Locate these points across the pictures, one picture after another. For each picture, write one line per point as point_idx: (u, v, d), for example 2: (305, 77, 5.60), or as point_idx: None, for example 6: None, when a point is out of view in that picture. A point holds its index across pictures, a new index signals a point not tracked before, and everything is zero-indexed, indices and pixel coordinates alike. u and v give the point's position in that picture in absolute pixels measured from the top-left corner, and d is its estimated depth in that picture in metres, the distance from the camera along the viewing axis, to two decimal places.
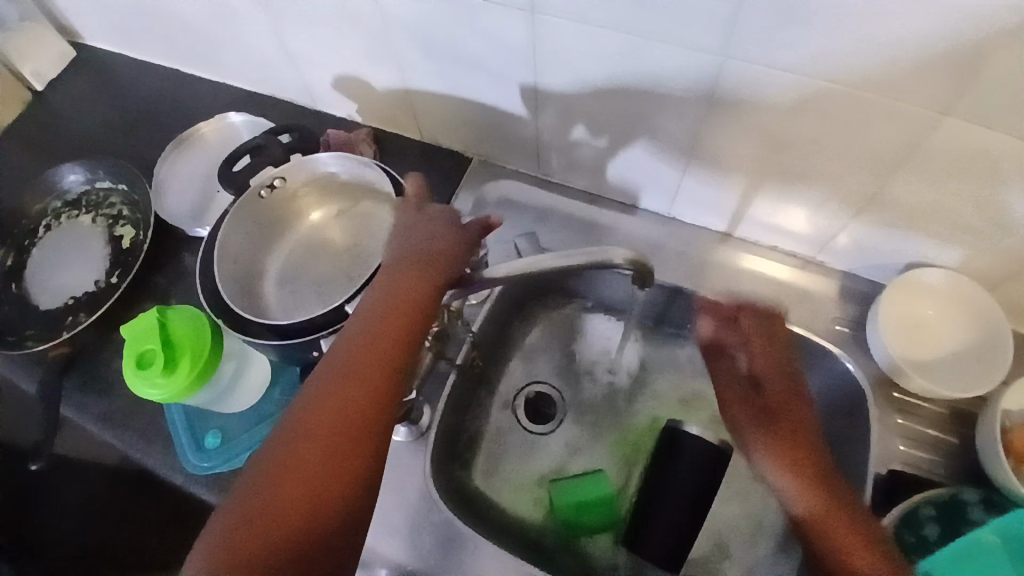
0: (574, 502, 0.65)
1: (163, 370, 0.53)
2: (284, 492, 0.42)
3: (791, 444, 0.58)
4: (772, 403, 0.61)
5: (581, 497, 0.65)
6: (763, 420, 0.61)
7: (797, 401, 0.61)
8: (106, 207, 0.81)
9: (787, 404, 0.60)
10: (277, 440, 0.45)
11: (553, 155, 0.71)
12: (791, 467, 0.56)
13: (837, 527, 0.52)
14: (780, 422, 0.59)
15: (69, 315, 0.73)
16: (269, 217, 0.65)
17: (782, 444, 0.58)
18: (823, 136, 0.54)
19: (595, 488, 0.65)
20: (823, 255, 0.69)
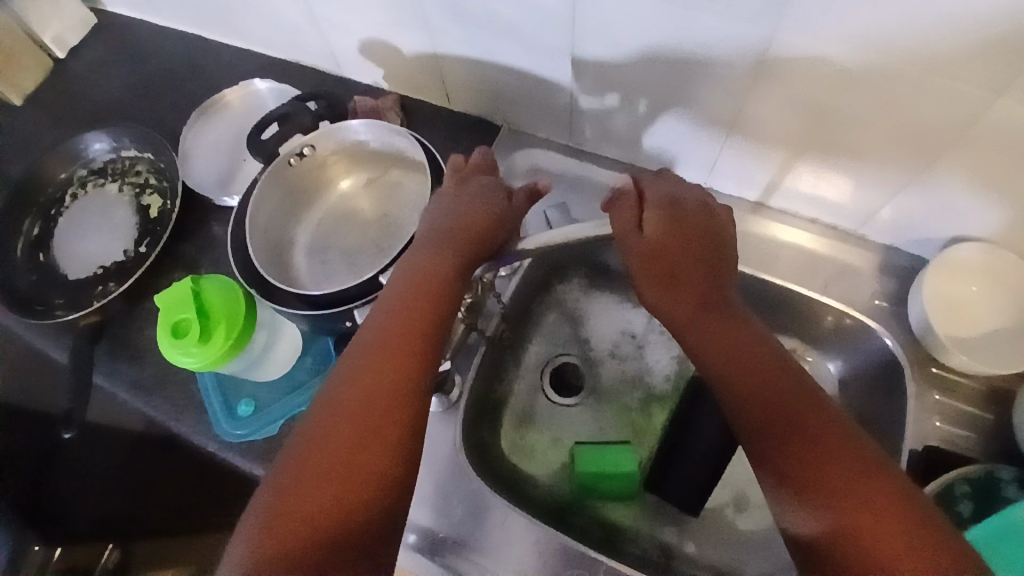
0: (595, 471, 0.65)
1: (198, 339, 0.53)
2: (326, 464, 0.43)
3: (762, 383, 0.47)
4: (729, 333, 0.50)
5: (602, 467, 0.65)
6: (720, 355, 0.49)
7: (741, 326, 0.50)
8: (132, 176, 0.80)
9: (741, 331, 0.50)
10: (310, 430, 0.45)
11: (585, 124, 0.69)
12: (761, 412, 0.46)
13: (836, 479, 0.42)
14: (727, 365, 0.49)
15: (99, 284, 0.74)
16: (297, 185, 0.64)
17: (746, 381, 0.47)
18: (875, 109, 0.52)
19: (619, 462, 0.65)
20: (863, 229, 0.67)
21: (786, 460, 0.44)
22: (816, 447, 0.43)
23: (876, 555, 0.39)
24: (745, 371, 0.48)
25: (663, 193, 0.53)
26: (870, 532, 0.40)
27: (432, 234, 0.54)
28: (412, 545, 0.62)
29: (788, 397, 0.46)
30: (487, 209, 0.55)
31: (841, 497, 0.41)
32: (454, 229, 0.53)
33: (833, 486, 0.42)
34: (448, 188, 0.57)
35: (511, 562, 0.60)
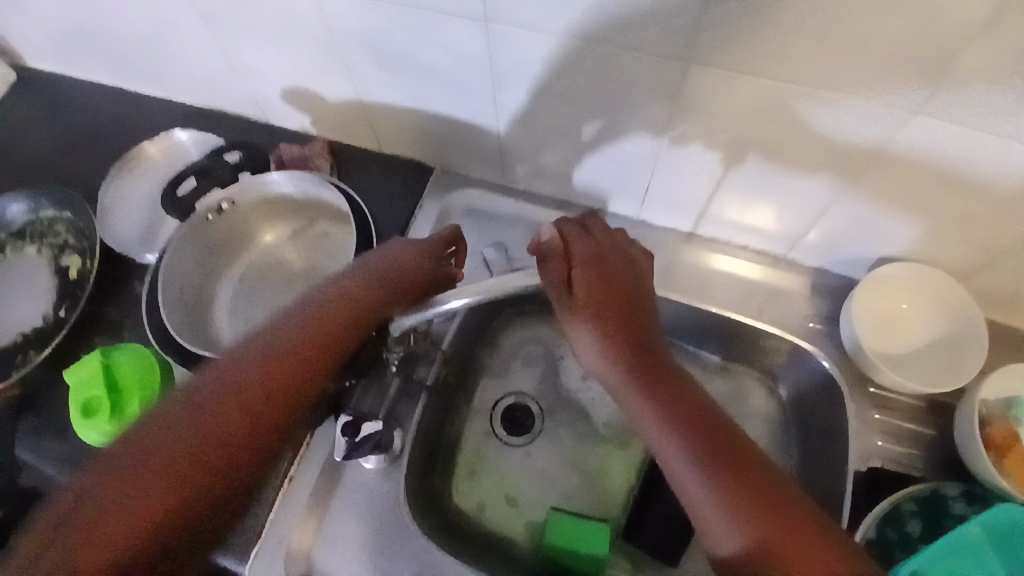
0: (565, 547, 0.60)
1: (112, 416, 0.50)
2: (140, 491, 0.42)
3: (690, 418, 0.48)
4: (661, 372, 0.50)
5: (576, 545, 0.60)
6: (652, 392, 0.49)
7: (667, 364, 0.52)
8: (52, 237, 0.77)
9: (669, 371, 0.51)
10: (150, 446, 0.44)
11: (516, 162, 0.69)
12: (688, 447, 0.46)
13: (762, 511, 0.43)
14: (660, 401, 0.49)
15: (17, 354, 0.70)
16: (218, 240, 0.62)
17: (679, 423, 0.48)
18: (792, 136, 0.53)
19: (593, 543, 0.59)
20: (793, 253, 0.68)
21: (717, 485, 0.45)
22: (744, 482, 0.45)
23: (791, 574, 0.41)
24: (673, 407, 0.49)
25: (591, 249, 0.52)
26: (792, 554, 0.42)
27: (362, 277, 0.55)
28: None
29: (716, 436, 0.47)
30: (418, 258, 0.57)
31: (767, 526, 0.43)
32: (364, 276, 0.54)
33: (758, 517, 0.43)
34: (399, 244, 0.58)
35: None
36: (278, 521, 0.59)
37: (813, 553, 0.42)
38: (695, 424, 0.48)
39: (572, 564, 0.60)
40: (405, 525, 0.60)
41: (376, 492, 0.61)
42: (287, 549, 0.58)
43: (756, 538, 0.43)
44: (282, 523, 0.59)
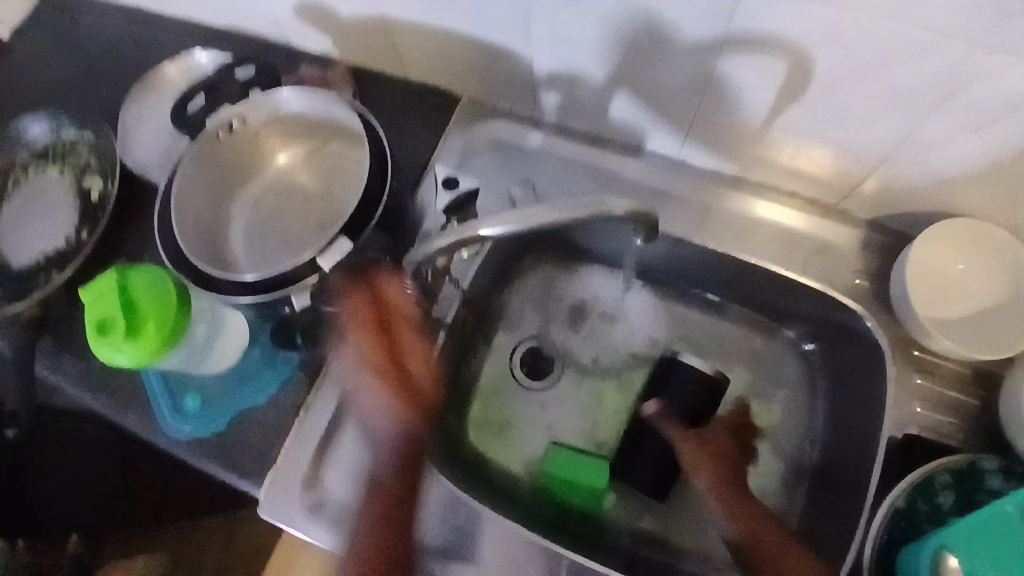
0: (564, 478, 0.62)
1: (128, 334, 0.50)
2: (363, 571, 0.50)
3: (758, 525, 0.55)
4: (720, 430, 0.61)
5: (573, 476, 0.62)
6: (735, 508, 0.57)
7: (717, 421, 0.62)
8: (73, 158, 0.76)
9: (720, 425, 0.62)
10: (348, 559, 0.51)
11: (548, 93, 0.64)
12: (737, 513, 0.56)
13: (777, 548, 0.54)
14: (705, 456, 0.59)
15: (42, 275, 0.70)
16: (229, 160, 0.60)
17: (733, 479, 0.58)
18: (855, 73, 0.47)
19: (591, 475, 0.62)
20: (844, 204, 0.63)
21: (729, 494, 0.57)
22: (772, 529, 0.55)
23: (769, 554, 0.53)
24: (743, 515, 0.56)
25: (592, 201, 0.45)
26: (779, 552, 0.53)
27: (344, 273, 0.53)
28: None
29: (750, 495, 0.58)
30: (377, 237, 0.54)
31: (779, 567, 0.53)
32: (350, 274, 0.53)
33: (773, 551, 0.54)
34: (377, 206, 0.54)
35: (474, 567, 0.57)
36: (293, 452, 0.59)
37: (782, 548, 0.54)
38: (734, 480, 0.58)
39: (569, 496, 0.63)
40: None
41: None
42: (303, 476, 0.58)
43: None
44: (297, 453, 0.59)
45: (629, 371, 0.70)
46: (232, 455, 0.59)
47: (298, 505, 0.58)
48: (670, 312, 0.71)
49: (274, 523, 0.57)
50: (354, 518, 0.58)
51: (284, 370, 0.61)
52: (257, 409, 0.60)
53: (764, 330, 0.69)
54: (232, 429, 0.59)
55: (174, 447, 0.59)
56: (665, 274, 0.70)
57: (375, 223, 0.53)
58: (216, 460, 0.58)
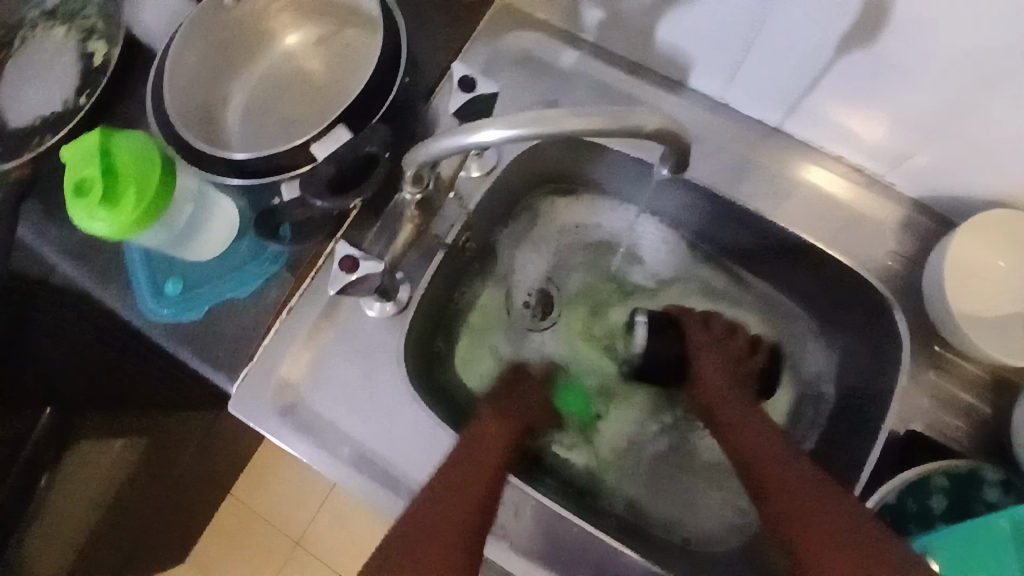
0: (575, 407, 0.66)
1: (110, 200, 0.47)
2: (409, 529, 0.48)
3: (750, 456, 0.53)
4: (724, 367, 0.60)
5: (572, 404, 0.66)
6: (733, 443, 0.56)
7: (713, 357, 0.61)
8: (81, 19, 0.71)
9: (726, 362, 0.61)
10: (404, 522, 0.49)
11: (591, 6, 0.58)
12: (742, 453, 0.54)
13: (793, 489, 0.49)
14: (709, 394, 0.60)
15: (36, 135, 0.66)
16: (235, 30, 0.56)
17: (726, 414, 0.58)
18: (939, 9, 0.41)
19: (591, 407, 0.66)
20: (892, 176, 0.57)
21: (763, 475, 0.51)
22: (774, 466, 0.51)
23: (816, 534, 0.46)
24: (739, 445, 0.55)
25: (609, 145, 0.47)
26: (807, 523, 0.46)
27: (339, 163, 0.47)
28: (346, 460, 0.56)
29: (763, 433, 0.54)
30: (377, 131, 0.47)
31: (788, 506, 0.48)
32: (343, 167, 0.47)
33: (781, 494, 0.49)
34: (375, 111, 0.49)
35: None
36: (272, 348, 0.58)
37: (830, 512, 0.46)
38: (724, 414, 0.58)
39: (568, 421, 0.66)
40: (397, 381, 0.58)
41: (369, 338, 0.58)
42: (277, 378, 0.57)
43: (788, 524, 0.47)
44: (275, 351, 0.58)
45: (603, 309, 0.71)
46: (207, 346, 0.57)
47: (269, 404, 0.56)
48: (662, 260, 0.70)
49: (242, 419, 0.56)
50: (324, 427, 0.57)
51: (269, 268, 0.58)
52: (239, 303, 0.58)
53: (770, 300, 0.67)
54: (210, 320, 0.57)
55: (150, 329, 0.57)
56: (683, 226, 0.67)
57: (380, 119, 0.49)
58: (188, 348, 0.57)
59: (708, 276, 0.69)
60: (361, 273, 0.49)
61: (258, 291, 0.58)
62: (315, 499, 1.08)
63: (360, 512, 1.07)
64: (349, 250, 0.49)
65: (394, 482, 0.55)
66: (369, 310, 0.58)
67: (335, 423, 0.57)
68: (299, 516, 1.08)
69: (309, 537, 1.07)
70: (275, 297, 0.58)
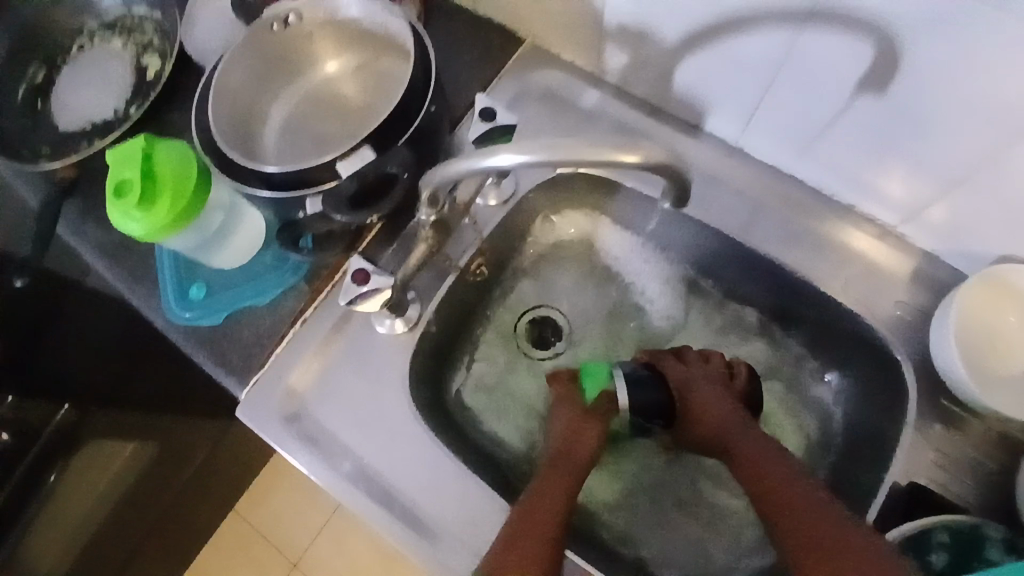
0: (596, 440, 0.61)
1: (149, 203, 0.50)
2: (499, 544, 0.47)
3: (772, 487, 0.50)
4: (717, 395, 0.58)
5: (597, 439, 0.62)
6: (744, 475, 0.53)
7: (705, 388, 0.58)
8: (138, 34, 0.76)
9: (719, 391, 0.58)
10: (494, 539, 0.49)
11: (614, 49, 0.61)
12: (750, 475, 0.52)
13: (805, 510, 0.47)
14: (700, 422, 0.57)
15: (84, 140, 0.71)
16: (278, 54, 0.59)
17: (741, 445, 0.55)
18: (949, 64, 0.43)
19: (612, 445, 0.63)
20: (905, 227, 0.58)
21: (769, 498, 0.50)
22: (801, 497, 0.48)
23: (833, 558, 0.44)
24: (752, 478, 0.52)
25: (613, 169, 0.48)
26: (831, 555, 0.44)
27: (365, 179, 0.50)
28: (346, 475, 0.56)
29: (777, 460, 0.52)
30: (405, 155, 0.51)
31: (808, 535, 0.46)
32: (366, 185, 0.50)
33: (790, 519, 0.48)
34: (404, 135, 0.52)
35: (431, 525, 0.54)
36: (283, 356, 0.59)
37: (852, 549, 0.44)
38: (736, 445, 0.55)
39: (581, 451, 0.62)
40: (401, 397, 0.58)
41: (377, 352, 0.59)
42: (285, 384, 0.58)
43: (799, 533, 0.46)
44: (286, 360, 0.59)
45: (613, 344, 0.69)
46: (222, 349, 0.59)
47: (275, 411, 0.57)
48: (672, 298, 0.69)
49: (249, 425, 0.57)
50: (327, 438, 0.57)
51: (289, 278, 0.60)
52: (256, 310, 0.60)
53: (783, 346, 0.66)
54: (229, 324, 0.60)
55: (173, 331, 0.60)
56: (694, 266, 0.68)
57: (404, 142, 0.52)
58: (206, 350, 0.59)
59: (723, 315, 0.68)
60: (372, 285, 0.52)
61: (276, 299, 0.60)
62: (316, 522, 1.10)
63: (358, 537, 1.08)
64: (362, 263, 0.54)
65: (390, 499, 0.55)
66: (380, 326, 0.59)
67: (338, 434, 0.57)
68: (298, 536, 1.09)
69: (307, 560, 1.08)
70: (291, 306, 0.60)
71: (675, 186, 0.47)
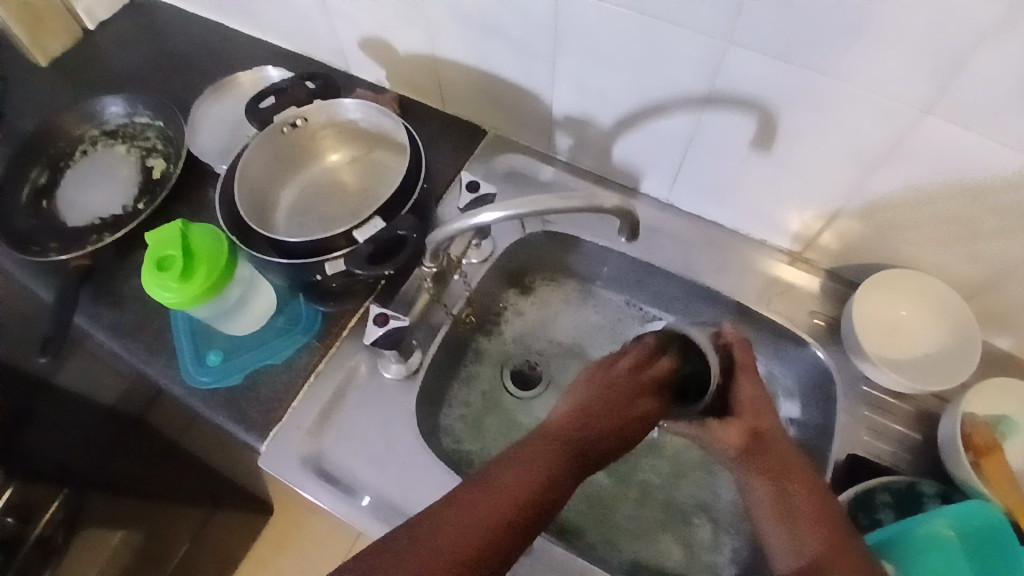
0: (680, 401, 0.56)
1: (178, 277, 0.58)
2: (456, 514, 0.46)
3: (787, 506, 0.51)
4: (756, 391, 0.56)
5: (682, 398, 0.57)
6: (770, 488, 0.52)
7: (749, 380, 0.56)
8: (141, 140, 0.84)
9: (747, 381, 0.56)
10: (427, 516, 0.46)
11: (565, 133, 0.76)
12: (782, 488, 0.52)
13: (813, 527, 0.50)
14: (750, 410, 0.55)
15: (94, 233, 0.76)
16: (287, 151, 0.71)
17: (755, 467, 0.53)
18: (815, 125, 0.59)
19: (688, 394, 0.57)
20: (809, 252, 0.73)
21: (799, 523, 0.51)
22: (824, 526, 0.50)
23: None
24: (766, 485, 0.52)
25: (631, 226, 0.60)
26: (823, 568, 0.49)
27: (377, 246, 0.60)
28: (368, 508, 0.60)
29: (801, 474, 0.53)
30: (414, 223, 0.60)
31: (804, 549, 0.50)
32: (376, 250, 0.60)
33: (776, 518, 0.51)
34: (406, 202, 0.63)
35: None
36: (300, 409, 0.64)
37: (835, 542, 0.50)
38: (768, 447, 0.54)
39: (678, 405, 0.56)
40: (410, 435, 0.65)
41: (389, 396, 0.66)
42: (303, 432, 0.63)
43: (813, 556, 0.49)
44: (302, 411, 0.64)
45: None
46: (242, 408, 0.64)
47: (295, 457, 0.62)
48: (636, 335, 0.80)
49: (272, 474, 0.61)
50: (347, 479, 0.62)
51: (301, 339, 0.67)
52: (273, 369, 0.66)
53: None
54: (247, 384, 0.65)
55: (192, 395, 0.64)
56: (649, 304, 0.80)
57: (407, 211, 0.62)
58: (228, 410, 0.64)
59: None
60: (390, 326, 0.60)
61: (291, 358, 0.67)
62: None
63: None
64: (382, 309, 0.61)
65: None
66: (386, 371, 0.66)
67: (355, 473, 0.63)
68: None
69: None
70: (306, 362, 0.67)
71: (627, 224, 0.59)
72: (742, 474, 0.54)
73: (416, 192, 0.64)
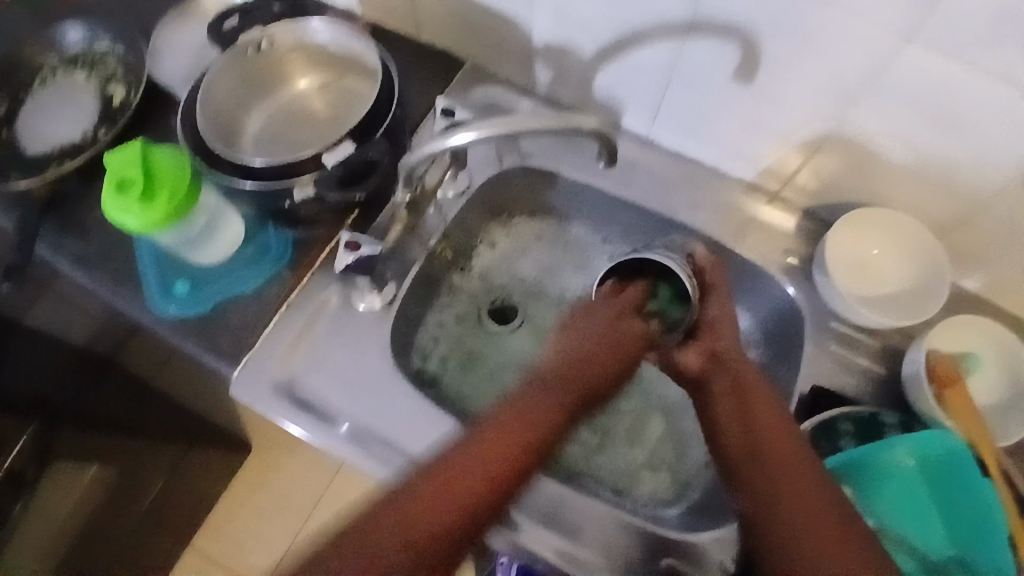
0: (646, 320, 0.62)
1: (141, 200, 0.56)
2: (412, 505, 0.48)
3: (747, 424, 0.52)
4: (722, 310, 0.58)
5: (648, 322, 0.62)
6: (728, 408, 0.53)
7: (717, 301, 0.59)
8: (101, 67, 0.81)
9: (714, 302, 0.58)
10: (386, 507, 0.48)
11: (544, 64, 0.74)
12: (741, 408, 0.52)
13: (775, 446, 0.50)
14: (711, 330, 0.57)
15: (54, 161, 0.73)
16: (254, 74, 0.68)
17: (715, 387, 0.55)
18: (797, 54, 0.57)
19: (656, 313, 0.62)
20: (787, 190, 0.72)
21: (768, 451, 0.50)
22: (785, 443, 0.50)
23: (784, 502, 0.47)
24: (726, 404, 0.53)
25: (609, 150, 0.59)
26: (781, 489, 0.48)
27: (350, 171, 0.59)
28: (341, 435, 0.61)
29: (759, 391, 0.53)
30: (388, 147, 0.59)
31: (766, 469, 0.49)
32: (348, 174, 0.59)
33: (736, 439, 0.52)
34: (378, 125, 0.61)
35: None
36: (271, 338, 0.64)
37: (797, 462, 0.49)
38: (729, 364, 0.55)
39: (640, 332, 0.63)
40: (384, 365, 0.65)
41: (363, 327, 0.66)
42: (275, 360, 0.63)
43: (777, 481, 0.48)
44: (274, 340, 0.64)
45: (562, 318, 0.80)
46: (212, 337, 0.63)
47: (267, 383, 0.62)
48: None
49: (243, 400, 0.61)
50: (322, 407, 0.63)
51: (272, 269, 0.66)
52: (243, 298, 0.65)
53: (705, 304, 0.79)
54: (217, 313, 0.64)
55: (160, 323, 0.63)
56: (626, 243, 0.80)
57: (380, 134, 0.61)
58: (198, 338, 0.63)
59: None
60: None
61: (262, 288, 0.66)
62: (281, 542, 1.12)
63: None
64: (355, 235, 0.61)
65: (390, 455, 0.60)
66: (361, 302, 0.66)
67: (329, 401, 0.63)
68: (264, 561, 1.11)
69: None
70: (277, 292, 0.66)
71: (605, 147, 0.58)
72: (706, 392, 0.55)
73: (392, 114, 0.62)
